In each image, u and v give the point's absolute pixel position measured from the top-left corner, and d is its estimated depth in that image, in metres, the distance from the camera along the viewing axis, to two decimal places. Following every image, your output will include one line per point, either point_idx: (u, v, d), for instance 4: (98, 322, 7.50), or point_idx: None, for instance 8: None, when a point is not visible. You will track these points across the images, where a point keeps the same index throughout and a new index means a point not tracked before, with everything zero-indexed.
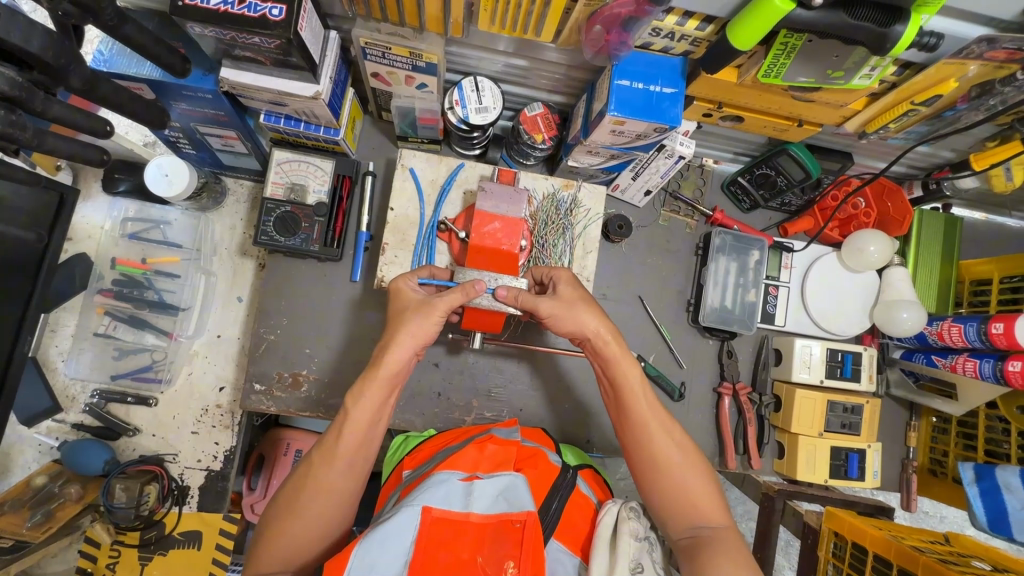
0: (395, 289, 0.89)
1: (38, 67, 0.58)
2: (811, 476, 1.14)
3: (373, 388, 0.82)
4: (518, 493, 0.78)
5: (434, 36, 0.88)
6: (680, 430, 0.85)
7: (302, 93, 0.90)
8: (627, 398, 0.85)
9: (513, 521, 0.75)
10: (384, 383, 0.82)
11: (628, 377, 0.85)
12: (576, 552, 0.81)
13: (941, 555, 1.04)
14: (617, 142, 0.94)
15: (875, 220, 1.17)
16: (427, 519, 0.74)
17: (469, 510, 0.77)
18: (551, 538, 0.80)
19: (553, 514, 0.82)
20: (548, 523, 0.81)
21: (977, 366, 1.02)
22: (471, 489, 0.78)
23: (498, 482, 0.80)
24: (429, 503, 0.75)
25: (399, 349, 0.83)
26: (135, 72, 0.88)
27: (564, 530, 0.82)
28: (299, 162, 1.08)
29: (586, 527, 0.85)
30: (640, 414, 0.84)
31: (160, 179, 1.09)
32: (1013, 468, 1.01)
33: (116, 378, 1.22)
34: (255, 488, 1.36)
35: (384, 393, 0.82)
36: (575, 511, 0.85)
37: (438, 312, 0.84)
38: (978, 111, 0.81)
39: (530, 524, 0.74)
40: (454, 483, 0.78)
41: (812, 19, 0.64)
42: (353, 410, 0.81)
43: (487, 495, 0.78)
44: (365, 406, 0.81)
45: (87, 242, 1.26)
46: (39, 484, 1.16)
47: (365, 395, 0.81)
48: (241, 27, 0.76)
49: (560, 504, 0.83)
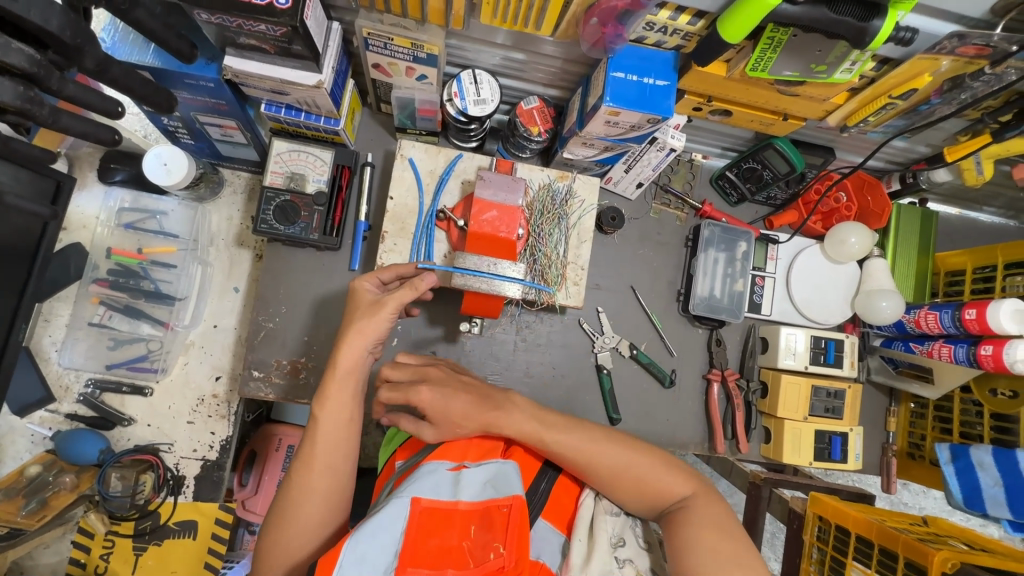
0: (354, 289, 0.88)
1: (54, 47, 0.59)
2: (796, 459, 1.17)
3: (334, 390, 0.83)
4: (507, 479, 0.81)
5: (435, 28, 0.90)
6: (609, 434, 0.87)
7: (304, 82, 0.91)
8: (558, 447, 0.84)
9: (499, 506, 0.77)
10: (346, 382, 0.84)
11: (546, 436, 0.85)
12: (562, 531, 0.83)
13: (919, 534, 1.11)
14: (611, 134, 0.97)
15: (856, 213, 1.23)
16: (417, 510, 0.75)
17: (458, 498, 0.78)
18: (538, 517, 0.83)
19: (541, 494, 0.85)
20: (536, 503, 0.84)
21: (952, 352, 1.08)
22: (459, 478, 0.80)
23: (487, 469, 0.82)
24: (418, 494, 0.76)
25: (349, 352, 0.83)
26: (139, 60, 0.90)
27: (551, 509, 0.85)
28: (300, 152, 1.09)
29: (571, 505, 0.87)
30: (572, 448, 0.84)
31: (158, 168, 1.10)
32: (986, 447, 1.05)
33: (111, 368, 1.23)
34: (246, 484, 1.36)
35: (348, 391, 0.84)
36: (562, 490, 0.88)
37: (387, 309, 0.84)
38: (950, 105, 0.85)
39: (516, 507, 0.76)
40: (442, 473, 0.80)
41: (796, 14, 0.68)
42: (321, 415, 0.83)
43: (476, 482, 0.80)
44: (333, 410, 0.83)
45: (82, 232, 1.26)
46: (34, 474, 1.16)
47: (328, 398, 0.83)
48: (247, 15, 0.77)
49: (548, 485, 0.87)
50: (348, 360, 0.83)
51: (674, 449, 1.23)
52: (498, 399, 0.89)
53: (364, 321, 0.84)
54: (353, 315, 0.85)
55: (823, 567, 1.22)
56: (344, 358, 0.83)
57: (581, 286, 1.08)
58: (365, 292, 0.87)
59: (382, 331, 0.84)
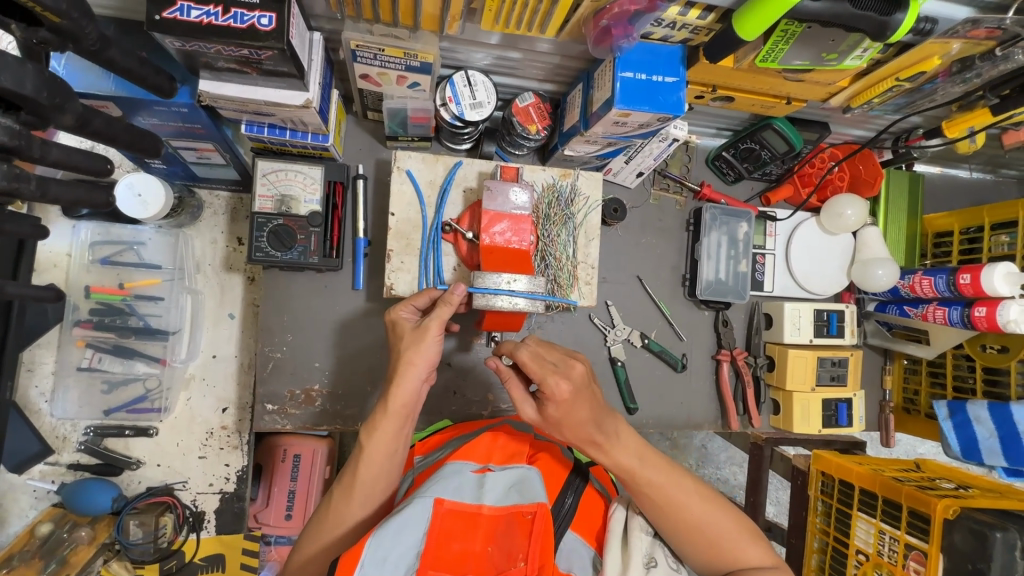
0: (392, 321, 0.86)
1: (24, 108, 0.53)
2: (805, 427, 1.23)
3: (385, 422, 0.80)
4: (530, 484, 0.79)
5: (428, 35, 0.85)
6: (694, 482, 0.85)
7: (291, 102, 0.84)
8: (646, 488, 0.81)
9: (524, 512, 0.76)
10: (399, 415, 0.80)
11: (638, 473, 0.81)
12: (591, 544, 0.85)
13: (916, 481, 1.19)
14: (616, 132, 0.94)
15: (847, 184, 1.24)
16: (440, 511, 0.75)
17: (482, 502, 0.78)
18: (567, 530, 0.84)
19: (567, 508, 0.85)
20: (562, 517, 0.85)
21: (946, 314, 1.13)
22: (483, 481, 0.80)
23: (510, 475, 0.81)
24: (441, 495, 0.76)
25: (406, 386, 0.80)
26: (98, 89, 0.81)
27: (579, 522, 0.86)
28: (286, 171, 1.02)
29: (599, 518, 0.89)
30: (662, 495, 0.81)
31: (132, 199, 1.01)
32: (982, 402, 1.13)
33: (110, 413, 1.17)
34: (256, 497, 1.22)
35: (397, 424, 0.81)
36: (589, 504, 0.90)
37: (432, 332, 0.81)
38: (954, 83, 0.86)
39: (541, 515, 0.74)
40: (466, 474, 0.81)
41: (818, 10, 0.66)
42: (368, 443, 0.80)
43: (499, 487, 0.80)
44: (380, 440, 0.80)
45: (52, 272, 1.16)
46: (45, 532, 1.11)
47: (378, 428, 0.80)
48: (227, 40, 0.70)
49: (574, 499, 0.86)
50: (404, 395, 0.80)
51: (689, 429, 1.27)
52: (607, 430, 0.79)
53: (409, 351, 0.81)
54: (399, 346, 0.83)
55: (829, 518, 1.30)
56: (398, 392, 0.80)
57: (593, 285, 1.07)
58: (404, 322, 0.85)
59: (431, 359, 0.82)
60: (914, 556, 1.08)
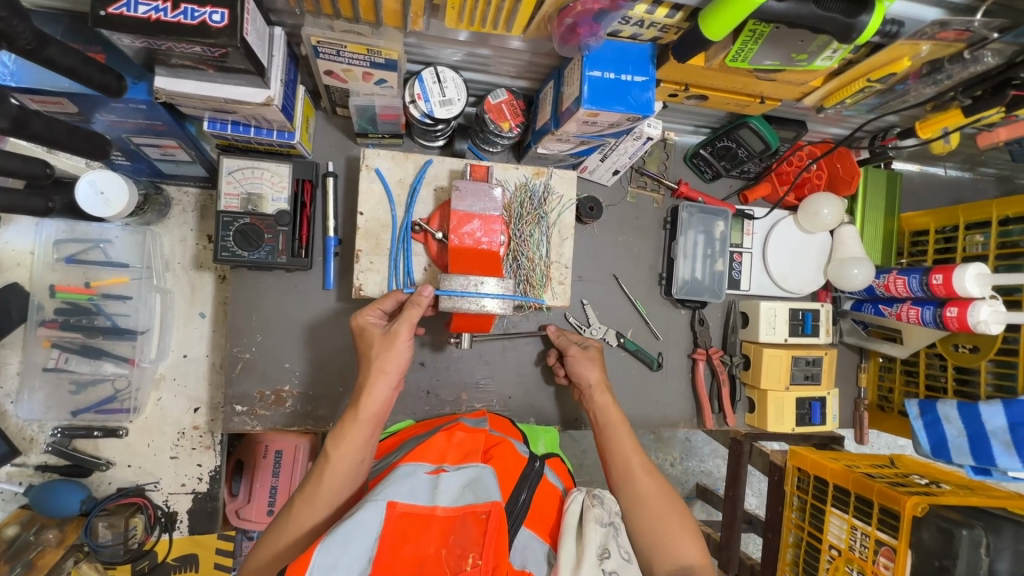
0: (360, 327, 0.88)
1: None
2: (779, 426, 1.23)
3: (354, 430, 0.81)
4: (484, 483, 0.78)
5: (392, 31, 0.83)
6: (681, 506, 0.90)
7: (252, 99, 0.82)
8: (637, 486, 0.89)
9: (478, 512, 0.74)
10: (368, 425, 0.81)
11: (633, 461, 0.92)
12: (545, 539, 0.83)
13: (890, 478, 1.19)
14: (587, 131, 0.93)
15: (825, 182, 1.23)
16: (393, 514, 0.73)
17: (435, 503, 0.76)
18: (522, 526, 0.82)
19: (521, 504, 0.83)
20: (516, 513, 0.82)
21: (920, 313, 1.13)
22: (437, 481, 0.79)
23: (464, 474, 0.80)
24: (394, 498, 0.74)
25: (375, 394, 0.82)
26: (52, 85, 0.78)
27: (532, 518, 0.84)
28: (251, 168, 1.00)
29: (554, 512, 0.88)
30: (646, 496, 0.88)
31: (94, 197, 0.97)
32: (952, 402, 1.13)
33: (77, 414, 1.14)
34: (237, 493, 1.23)
35: (366, 432, 0.81)
36: (544, 499, 0.88)
37: (402, 337, 0.84)
38: (925, 85, 0.86)
39: (495, 513, 0.73)
40: (420, 476, 0.79)
41: (783, 11, 0.65)
42: (334, 455, 0.79)
43: (453, 487, 0.79)
44: (346, 449, 0.79)
45: (16, 271, 1.13)
46: (12, 535, 1.11)
47: (345, 437, 0.80)
48: (178, 37, 0.68)
49: (528, 495, 0.84)
50: (374, 405, 0.82)
51: (665, 427, 1.28)
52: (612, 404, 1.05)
53: (382, 358, 0.84)
54: (369, 353, 0.85)
55: (804, 513, 1.31)
56: (367, 401, 0.82)
57: (566, 285, 1.05)
58: (372, 327, 0.87)
59: (403, 361, 0.85)
60: (884, 552, 1.09)
